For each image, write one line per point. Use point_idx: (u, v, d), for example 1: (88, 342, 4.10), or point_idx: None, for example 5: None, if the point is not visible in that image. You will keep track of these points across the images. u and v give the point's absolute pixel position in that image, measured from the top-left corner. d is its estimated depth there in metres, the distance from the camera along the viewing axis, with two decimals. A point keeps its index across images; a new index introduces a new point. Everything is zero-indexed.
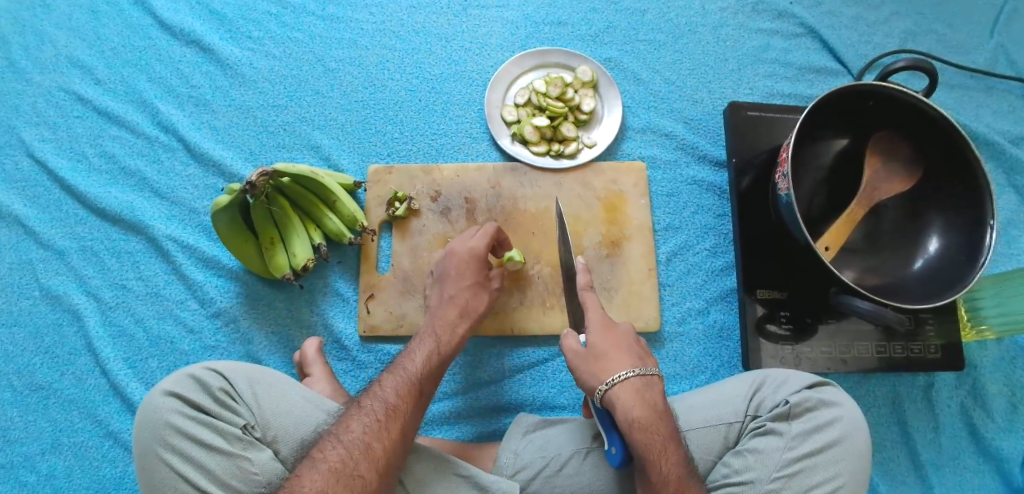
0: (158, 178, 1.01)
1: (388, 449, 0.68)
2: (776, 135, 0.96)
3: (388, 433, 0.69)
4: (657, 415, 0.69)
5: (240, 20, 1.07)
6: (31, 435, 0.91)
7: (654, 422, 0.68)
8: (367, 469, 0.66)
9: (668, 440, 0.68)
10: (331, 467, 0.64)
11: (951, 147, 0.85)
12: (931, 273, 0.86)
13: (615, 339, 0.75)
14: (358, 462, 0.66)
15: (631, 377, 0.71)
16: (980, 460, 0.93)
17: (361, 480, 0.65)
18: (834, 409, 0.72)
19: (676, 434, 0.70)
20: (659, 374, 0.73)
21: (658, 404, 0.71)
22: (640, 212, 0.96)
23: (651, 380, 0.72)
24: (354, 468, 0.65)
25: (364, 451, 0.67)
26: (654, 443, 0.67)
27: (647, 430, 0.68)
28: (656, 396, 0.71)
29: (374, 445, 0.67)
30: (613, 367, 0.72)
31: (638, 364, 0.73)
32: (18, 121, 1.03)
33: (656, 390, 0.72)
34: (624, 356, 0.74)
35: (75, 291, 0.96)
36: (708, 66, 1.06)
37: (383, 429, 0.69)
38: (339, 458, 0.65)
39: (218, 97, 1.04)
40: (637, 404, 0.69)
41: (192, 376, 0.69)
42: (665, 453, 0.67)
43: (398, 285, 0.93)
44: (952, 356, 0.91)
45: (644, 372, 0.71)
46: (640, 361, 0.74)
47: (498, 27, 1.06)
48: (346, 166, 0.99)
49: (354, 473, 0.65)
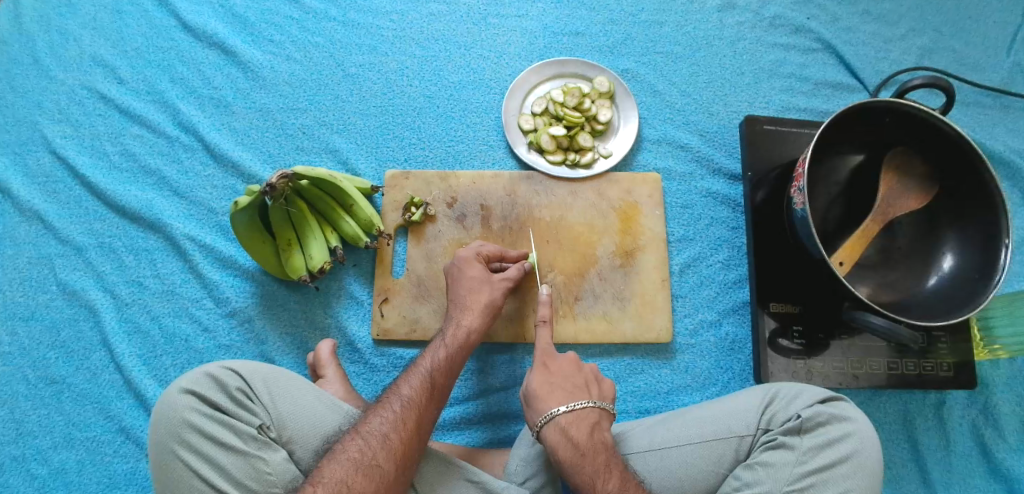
0: (177, 177, 1.02)
1: (405, 438, 0.69)
2: (791, 149, 0.96)
3: (405, 423, 0.70)
4: (584, 449, 0.70)
5: (262, 24, 1.09)
6: (44, 429, 0.92)
7: (578, 460, 0.69)
8: (386, 459, 0.67)
9: (597, 472, 0.69)
10: (350, 457, 0.66)
11: (968, 165, 0.85)
12: (944, 291, 0.87)
13: (551, 377, 0.76)
14: (376, 452, 0.67)
15: (558, 415, 0.72)
16: (990, 479, 0.92)
17: (380, 470, 0.66)
18: (845, 423, 0.72)
19: (610, 463, 0.70)
20: (593, 406, 0.74)
21: (590, 438, 0.71)
22: (654, 223, 0.96)
23: (581, 414, 0.73)
24: (373, 458, 0.66)
25: (383, 441, 0.68)
26: (581, 478, 0.69)
27: (573, 470, 0.69)
28: (583, 431, 0.72)
29: (391, 436, 0.68)
30: (547, 404, 0.74)
31: (569, 399, 0.74)
32: (41, 118, 1.05)
33: (588, 423, 0.72)
34: (555, 392, 0.75)
35: (93, 287, 0.97)
36: (724, 78, 1.06)
37: (399, 419, 0.70)
38: (358, 449, 0.67)
39: (239, 99, 1.05)
40: (561, 445, 0.71)
41: (209, 375, 0.69)
42: (592, 486, 0.68)
43: (412, 290, 0.94)
44: (964, 375, 0.91)
45: (570, 408, 0.72)
46: (572, 396, 0.74)
47: (516, 36, 1.07)
48: (363, 170, 1.00)
49: (372, 462, 0.66)
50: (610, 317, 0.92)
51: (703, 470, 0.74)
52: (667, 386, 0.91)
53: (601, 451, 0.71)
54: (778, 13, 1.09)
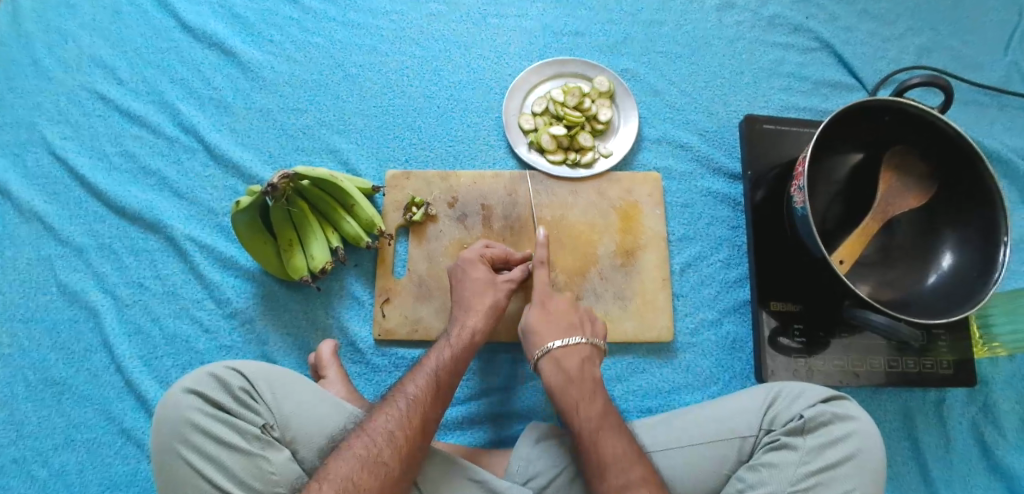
0: (178, 178, 1.02)
1: (411, 436, 0.69)
2: (790, 148, 0.97)
3: (411, 421, 0.70)
4: (573, 377, 0.76)
5: (262, 24, 1.09)
6: (45, 430, 0.92)
7: (567, 386, 0.76)
8: (392, 457, 0.67)
9: (583, 395, 0.75)
10: (356, 454, 0.66)
11: (967, 164, 0.86)
12: (943, 289, 0.87)
13: (549, 313, 0.82)
14: (381, 450, 0.67)
15: (553, 348, 0.79)
16: (989, 476, 0.93)
17: (386, 467, 0.66)
18: (848, 422, 0.72)
19: (596, 391, 0.76)
20: (587, 342, 0.80)
21: (580, 371, 0.77)
22: (655, 222, 0.97)
23: (574, 348, 0.79)
24: (379, 455, 0.66)
25: (389, 439, 0.68)
26: (568, 401, 0.75)
27: (561, 393, 0.75)
28: (574, 363, 0.78)
29: (397, 433, 0.68)
30: (544, 338, 0.80)
31: (565, 334, 0.80)
32: (40, 119, 1.05)
33: (580, 355, 0.79)
34: (551, 327, 0.81)
35: (93, 288, 0.97)
36: (724, 78, 1.06)
37: (405, 417, 0.70)
38: (364, 446, 0.67)
39: (239, 100, 1.05)
40: (552, 371, 0.77)
41: (213, 375, 0.69)
42: (575, 409, 0.74)
43: (414, 290, 0.94)
44: (964, 374, 0.91)
45: (565, 342, 0.78)
46: (567, 332, 0.80)
47: (516, 37, 1.07)
48: (364, 170, 1.00)
49: (379, 460, 0.66)
50: (611, 316, 0.93)
51: (706, 471, 0.74)
52: (669, 384, 0.92)
53: (588, 380, 0.77)
54: (777, 13, 1.10)
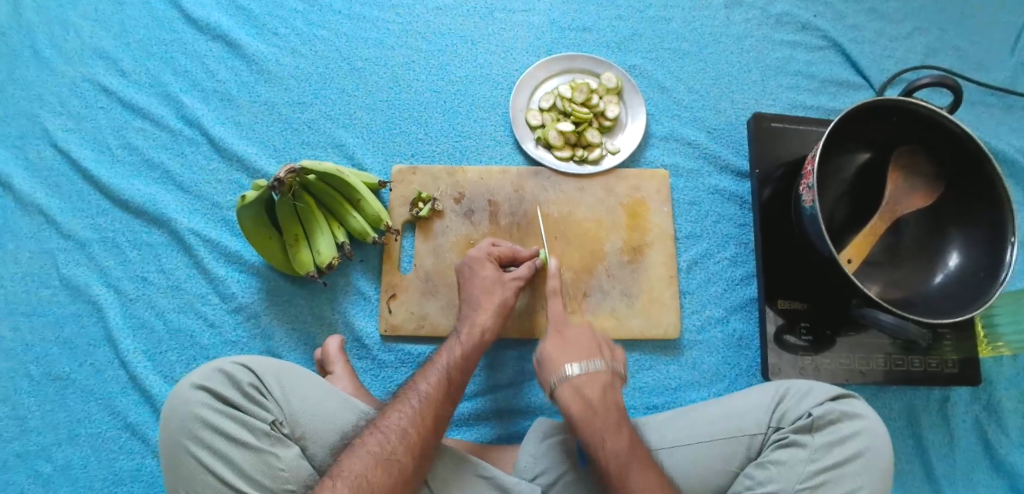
0: (182, 171, 1.01)
1: (423, 434, 0.69)
2: (798, 147, 0.97)
3: (423, 419, 0.70)
4: (596, 406, 0.72)
5: (267, 17, 1.08)
6: (48, 425, 0.91)
7: (589, 418, 0.71)
8: (404, 454, 0.67)
9: (608, 428, 0.71)
10: (369, 451, 0.66)
11: (975, 164, 0.85)
12: (950, 289, 0.87)
13: (566, 344, 0.77)
14: (394, 447, 0.67)
15: (572, 375, 0.74)
16: (993, 474, 0.93)
17: (399, 464, 0.66)
18: (856, 420, 0.72)
19: (620, 424, 0.72)
20: (606, 367, 0.74)
21: (602, 399, 0.73)
22: (662, 219, 0.96)
23: (595, 375, 0.74)
24: (392, 453, 0.66)
25: (401, 436, 0.68)
26: (591, 434, 0.70)
27: (585, 426, 0.71)
28: (596, 391, 0.73)
29: (409, 430, 0.68)
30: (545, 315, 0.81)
31: (584, 359, 0.75)
32: (42, 111, 1.04)
33: (600, 383, 0.74)
34: (569, 355, 0.76)
35: (96, 282, 0.96)
36: (731, 75, 1.06)
37: (417, 415, 0.70)
38: (377, 443, 0.67)
39: (244, 93, 1.05)
40: (573, 402, 0.72)
41: (221, 370, 0.69)
42: (601, 443, 0.70)
43: (420, 286, 0.93)
44: (969, 372, 0.91)
45: (585, 369, 0.73)
46: (588, 355, 0.75)
47: (523, 32, 1.07)
48: (370, 165, 1.00)
49: (391, 457, 0.66)
50: (618, 313, 0.92)
51: (714, 468, 0.74)
52: (675, 382, 0.92)
53: (612, 411, 0.72)
54: (785, 10, 1.09)
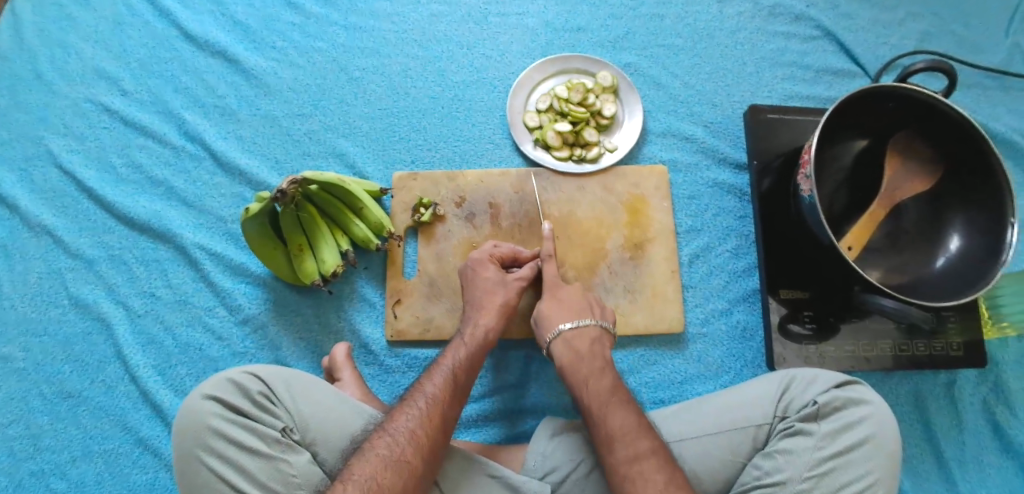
0: (186, 186, 1.02)
1: (431, 434, 0.70)
2: (796, 137, 0.97)
3: (430, 420, 0.71)
4: (583, 356, 0.78)
5: (264, 31, 1.09)
6: (62, 443, 0.92)
7: (575, 364, 0.78)
8: (413, 455, 0.67)
9: (593, 372, 0.76)
10: (378, 454, 0.67)
11: (973, 146, 0.85)
12: (951, 272, 0.87)
13: (558, 302, 0.84)
14: (403, 448, 0.68)
15: (563, 331, 0.80)
16: (1004, 457, 0.93)
17: (407, 466, 0.67)
18: (862, 406, 0.73)
19: (605, 369, 0.77)
20: (596, 324, 0.81)
21: (591, 350, 0.79)
22: (662, 215, 0.97)
23: (584, 331, 0.80)
24: (400, 454, 0.67)
25: (409, 437, 0.69)
26: (576, 378, 0.77)
27: (570, 372, 0.78)
28: (585, 344, 0.79)
29: (417, 431, 0.69)
30: (562, 348, 0.80)
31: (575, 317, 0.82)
32: (46, 133, 1.05)
33: (590, 337, 0.80)
34: (562, 312, 0.82)
35: (105, 299, 0.98)
36: (726, 68, 1.07)
37: (424, 416, 0.71)
38: (386, 446, 0.67)
39: (244, 107, 1.06)
40: (562, 352, 0.79)
41: (231, 380, 0.70)
42: (585, 386, 0.75)
43: (425, 290, 0.94)
44: (975, 354, 0.91)
45: (573, 324, 0.80)
46: (591, 343, 0.80)
47: (518, 35, 1.07)
48: (371, 173, 1.00)
49: (401, 458, 0.67)
50: (622, 310, 0.93)
51: (722, 459, 0.75)
52: (681, 376, 0.92)
53: (598, 359, 0.78)
54: (777, 2, 1.10)
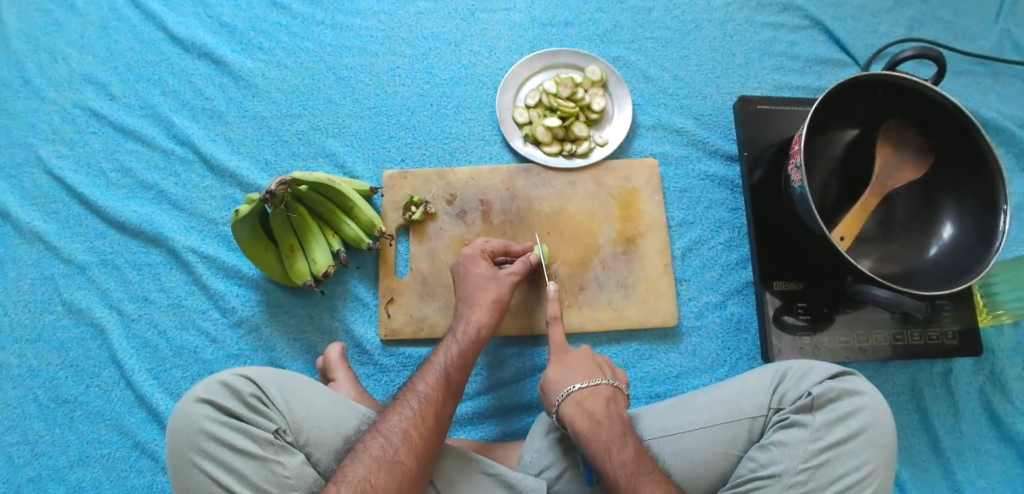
0: (176, 190, 1.02)
1: (424, 434, 0.70)
2: (786, 127, 0.97)
3: (423, 419, 0.71)
4: (600, 419, 0.74)
5: (251, 32, 1.09)
6: (60, 448, 0.92)
7: (594, 429, 0.73)
8: (407, 455, 0.68)
9: (614, 439, 0.72)
10: (372, 455, 0.67)
11: (963, 133, 0.85)
12: (944, 261, 0.87)
13: (566, 363, 0.81)
14: (397, 449, 0.68)
15: (574, 391, 0.77)
16: (1000, 444, 0.93)
17: (402, 466, 0.67)
18: (857, 396, 0.73)
19: (626, 435, 0.73)
20: (607, 382, 0.78)
21: (607, 412, 0.75)
22: (654, 208, 0.97)
23: (596, 391, 0.77)
24: (394, 455, 0.67)
25: (403, 437, 0.69)
26: (596, 447, 0.72)
27: (588, 439, 0.73)
28: (599, 406, 0.75)
29: (410, 431, 0.69)
30: (576, 409, 0.75)
31: (585, 377, 0.79)
32: (35, 139, 1.05)
33: (603, 397, 0.77)
34: (571, 372, 0.79)
35: (98, 304, 0.97)
36: (715, 60, 1.06)
37: (417, 416, 0.71)
38: (380, 448, 0.68)
39: (232, 109, 1.05)
40: (577, 415, 0.75)
41: (223, 383, 0.70)
42: (607, 456, 0.71)
43: (417, 289, 0.94)
44: (970, 342, 0.91)
45: (584, 384, 0.77)
46: (605, 403, 0.76)
47: (506, 31, 1.07)
48: (361, 172, 1.00)
49: (395, 459, 0.67)
50: (615, 304, 0.93)
51: (717, 453, 0.75)
52: (676, 369, 0.92)
53: (616, 422, 0.74)
54: None
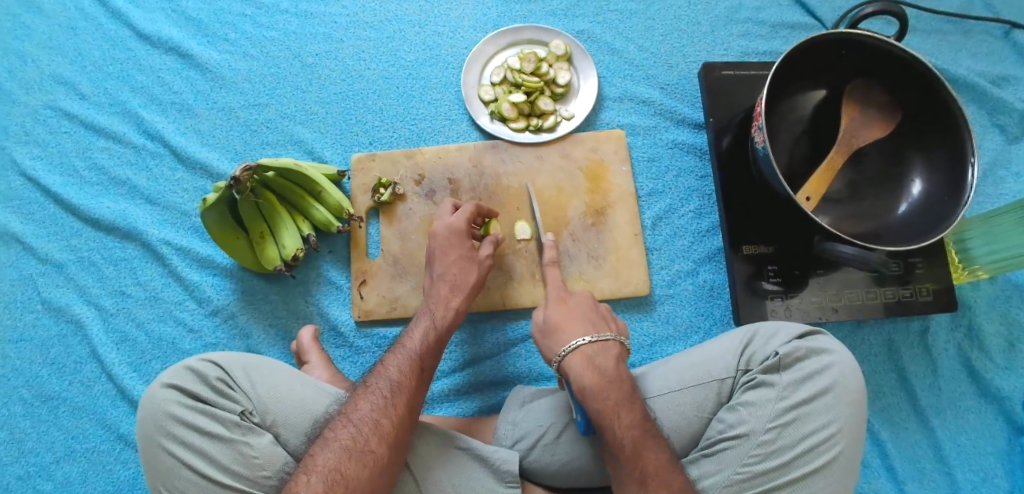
0: (148, 184, 1.02)
1: (397, 423, 0.70)
2: (752, 92, 0.97)
3: (395, 408, 0.71)
4: (610, 378, 0.72)
5: (216, 24, 1.08)
6: (45, 445, 0.93)
7: (604, 388, 0.71)
8: (378, 444, 0.68)
9: (622, 402, 0.70)
10: (342, 445, 0.67)
11: (926, 88, 0.85)
12: (914, 216, 0.87)
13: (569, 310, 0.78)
14: (368, 438, 0.68)
15: (583, 345, 0.75)
16: (980, 400, 0.94)
17: (372, 455, 0.67)
18: (823, 355, 0.74)
19: (633, 397, 0.71)
20: (616, 338, 0.76)
21: (616, 372, 0.73)
22: (622, 179, 0.97)
23: (606, 348, 0.75)
24: (365, 444, 0.67)
25: (373, 427, 0.69)
26: (605, 406, 0.69)
27: (596, 398, 0.70)
28: (610, 365, 0.73)
29: (382, 421, 0.69)
30: (583, 366, 0.73)
31: (592, 331, 0.76)
32: (8, 142, 1.05)
33: (612, 355, 0.74)
34: (574, 326, 0.77)
35: (76, 301, 0.98)
36: (681, 30, 1.06)
37: (390, 405, 0.71)
38: (349, 436, 0.68)
39: (200, 101, 1.05)
40: (587, 372, 0.72)
41: (191, 368, 0.71)
42: (615, 416, 0.69)
43: (389, 270, 0.95)
44: (943, 298, 0.91)
45: (594, 339, 0.74)
46: (618, 361, 0.74)
47: (469, 10, 1.07)
48: (330, 157, 1.01)
49: (365, 449, 0.67)
50: (586, 276, 0.93)
51: (687, 415, 0.75)
52: (650, 338, 0.93)
53: (623, 381, 0.72)
54: None
